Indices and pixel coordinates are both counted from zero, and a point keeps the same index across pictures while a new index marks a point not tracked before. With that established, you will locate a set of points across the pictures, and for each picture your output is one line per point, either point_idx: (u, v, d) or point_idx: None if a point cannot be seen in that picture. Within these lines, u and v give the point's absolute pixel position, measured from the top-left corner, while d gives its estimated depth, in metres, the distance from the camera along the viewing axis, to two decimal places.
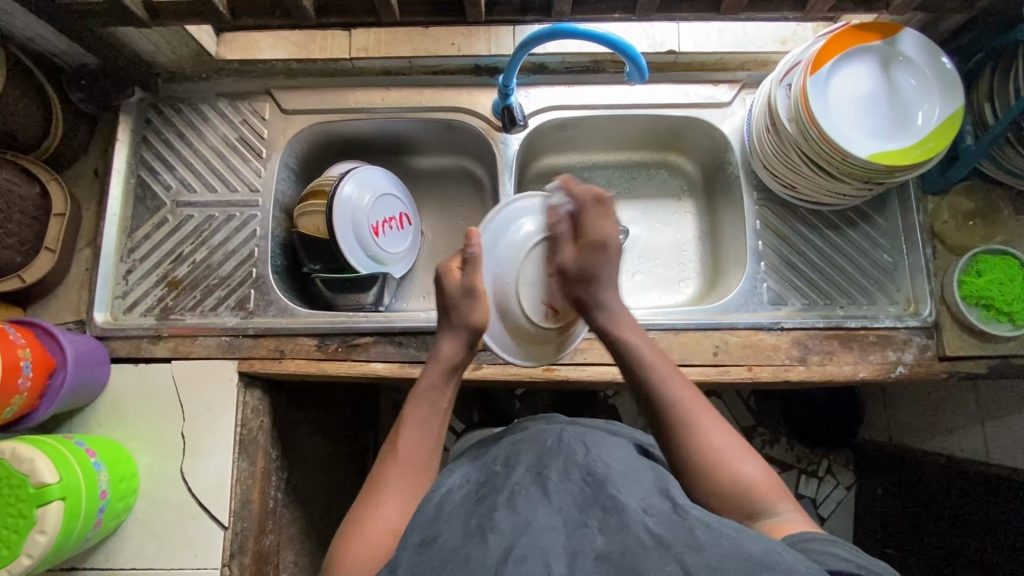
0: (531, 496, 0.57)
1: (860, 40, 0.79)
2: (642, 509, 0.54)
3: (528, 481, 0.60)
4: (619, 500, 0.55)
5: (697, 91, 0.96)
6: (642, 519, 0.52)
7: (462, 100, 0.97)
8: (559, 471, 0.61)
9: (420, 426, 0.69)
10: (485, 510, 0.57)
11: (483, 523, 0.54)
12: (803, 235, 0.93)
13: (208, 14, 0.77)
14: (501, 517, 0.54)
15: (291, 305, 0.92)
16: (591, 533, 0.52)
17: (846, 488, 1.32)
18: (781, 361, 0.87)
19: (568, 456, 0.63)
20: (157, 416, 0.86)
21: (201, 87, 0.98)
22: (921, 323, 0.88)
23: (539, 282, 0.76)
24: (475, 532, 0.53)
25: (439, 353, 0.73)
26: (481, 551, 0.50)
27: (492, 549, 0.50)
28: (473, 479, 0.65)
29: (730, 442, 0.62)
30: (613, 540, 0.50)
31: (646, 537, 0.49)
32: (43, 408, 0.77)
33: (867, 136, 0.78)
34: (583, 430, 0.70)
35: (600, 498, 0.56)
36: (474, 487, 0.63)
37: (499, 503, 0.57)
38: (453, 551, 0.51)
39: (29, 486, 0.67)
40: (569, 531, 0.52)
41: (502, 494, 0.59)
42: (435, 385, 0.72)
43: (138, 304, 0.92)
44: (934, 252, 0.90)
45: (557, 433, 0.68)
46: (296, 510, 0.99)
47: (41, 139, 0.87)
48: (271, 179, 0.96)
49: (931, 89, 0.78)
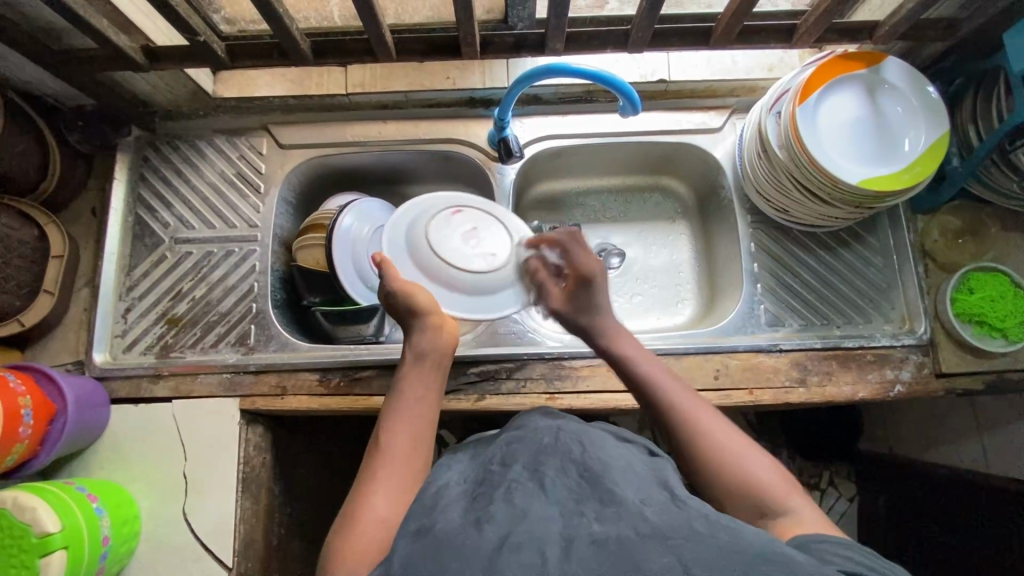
0: (527, 489, 0.57)
1: (845, 70, 0.81)
2: (641, 500, 0.55)
3: (524, 477, 0.60)
4: (616, 492, 0.55)
5: (688, 117, 0.98)
6: (641, 510, 0.52)
7: (458, 132, 0.98)
8: (556, 467, 0.61)
9: (405, 413, 0.68)
10: (483, 502, 0.57)
11: (479, 516, 0.55)
12: (799, 257, 0.95)
13: (206, 58, 0.78)
14: (498, 509, 0.55)
15: (292, 339, 0.92)
16: (587, 521, 0.52)
17: (849, 499, 1.32)
18: (781, 383, 0.88)
19: (565, 453, 0.62)
20: (157, 456, 0.85)
21: (199, 124, 0.99)
22: (916, 340, 0.89)
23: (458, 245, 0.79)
24: (472, 522, 0.54)
25: (411, 344, 0.74)
26: (477, 539, 0.50)
27: (487, 538, 0.50)
28: (470, 479, 0.64)
29: (746, 442, 0.63)
30: (609, 527, 0.50)
31: (642, 526, 0.50)
32: (43, 454, 0.76)
33: (856, 162, 0.79)
34: (580, 428, 0.69)
35: (598, 490, 0.56)
36: (471, 486, 0.62)
37: (495, 496, 0.57)
38: (449, 537, 0.52)
39: (32, 536, 0.66)
40: (564, 520, 0.53)
41: (498, 490, 0.58)
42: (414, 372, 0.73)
43: (138, 342, 0.91)
44: (926, 271, 0.92)
45: (555, 431, 0.67)
46: (300, 545, 0.98)
47: (39, 180, 0.87)
48: (270, 214, 0.96)
49: (917, 116, 0.80)
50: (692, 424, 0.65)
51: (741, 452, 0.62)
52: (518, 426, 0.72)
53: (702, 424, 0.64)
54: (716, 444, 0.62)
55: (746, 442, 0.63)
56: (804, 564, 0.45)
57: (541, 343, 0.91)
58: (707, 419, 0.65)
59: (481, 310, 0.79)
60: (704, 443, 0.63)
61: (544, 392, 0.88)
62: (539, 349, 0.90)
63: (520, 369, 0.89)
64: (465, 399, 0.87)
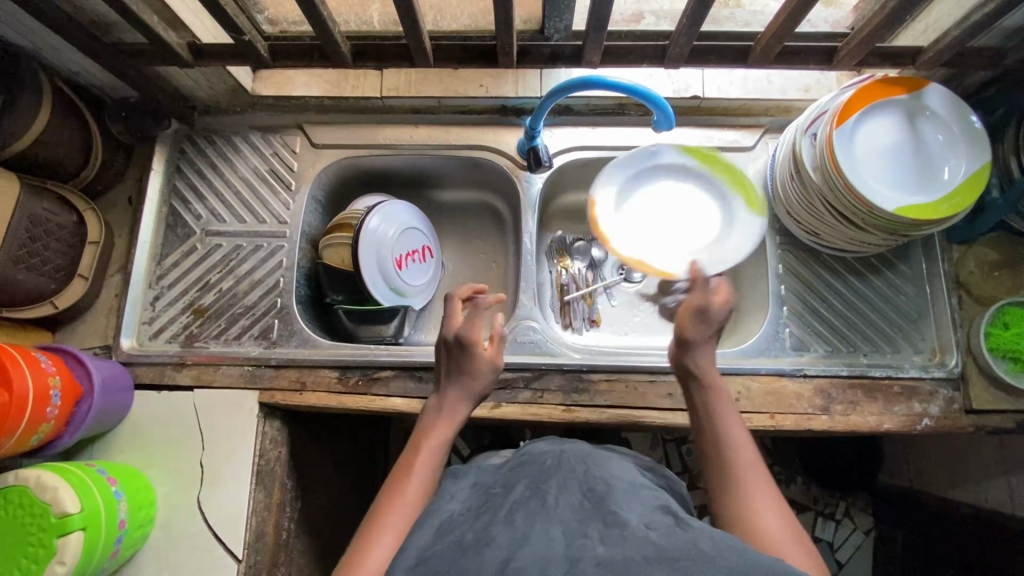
0: (529, 509, 0.57)
1: (886, 94, 0.79)
2: (646, 523, 0.54)
3: (526, 498, 0.59)
4: (620, 514, 0.55)
5: (720, 135, 0.97)
6: (647, 533, 0.52)
7: (488, 139, 0.99)
8: (558, 485, 0.61)
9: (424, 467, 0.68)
10: (483, 523, 0.57)
11: (479, 537, 0.54)
12: (827, 282, 0.93)
13: (249, 56, 0.80)
14: (500, 532, 0.54)
15: (314, 336, 0.92)
16: (592, 542, 0.51)
17: (864, 532, 1.29)
18: (803, 409, 0.86)
19: (569, 472, 0.63)
20: (177, 444, 0.87)
21: (235, 120, 1.01)
22: (947, 374, 0.87)
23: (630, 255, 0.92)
24: (472, 545, 0.53)
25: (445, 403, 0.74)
26: (477, 562, 0.50)
27: (489, 561, 0.50)
28: (472, 505, 0.63)
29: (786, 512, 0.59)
30: (614, 549, 0.49)
31: (650, 549, 0.49)
32: (67, 435, 0.77)
33: (894, 190, 0.78)
34: (582, 450, 0.70)
35: (601, 511, 0.56)
36: (472, 509, 0.62)
37: (497, 518, 0.57)
38: (449, 565, 0.52)
39: (52, 516, 0.67)
40: (568, 540, 0.52)
41: (500, 511, 0.58)
42: (428, 428, 0.72)
43: (164, 330, 0.93)
44: (959, 302, 0.89)
45: (557, 454, 0.68)
46: (309, 541, 0.98)
47: (81, 168, 0.90)
48: (299, 211, 0.98)
49: (959, 146, 0.79)
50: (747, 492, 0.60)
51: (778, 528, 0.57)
52: (521, 455, 0.71)
53: (755, 491, 0.60)
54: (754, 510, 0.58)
55: (789, 528, 0.57)
56: None
57: (560, 355, 0.90)
58: (758, 488, 0.60)
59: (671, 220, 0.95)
60: (743, 505, 0.59)
61: (561, 404, 0.87)
62: (558, 360, 0.89)
63: (537, 379, 0.88)
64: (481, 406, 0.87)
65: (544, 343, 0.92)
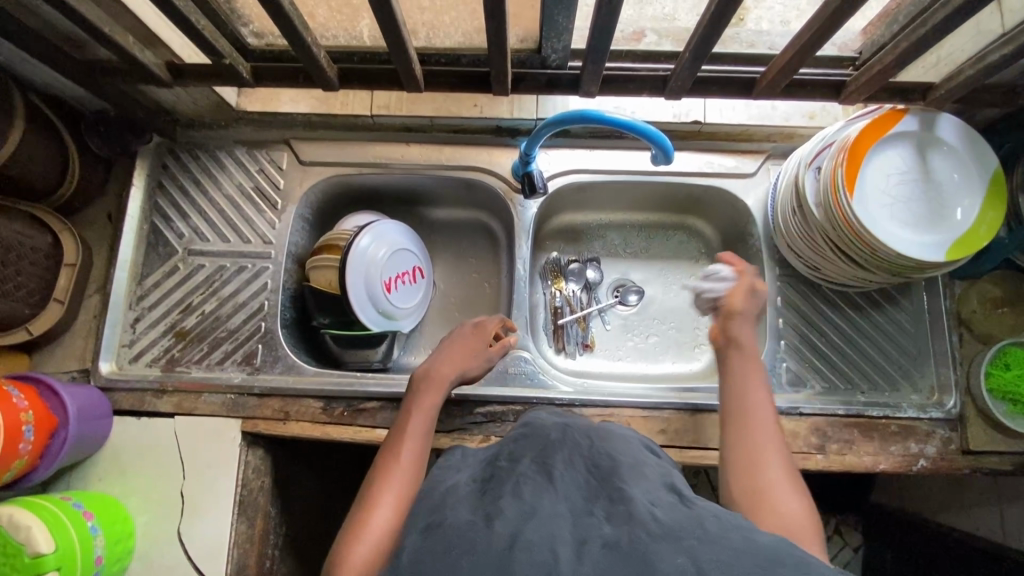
0: (536, 484, 0.53)
1: (903, 121, 0.76)
2: (650, 501, 0.52)
3: (532, 471, 0.55)
4: (625, 491, 0.52)
5: (720, 161, 0.94)
6: (652, 511, 0.50)
7: (482, 160, 0.96)
8: (563, 460, 0.56)
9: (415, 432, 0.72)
10: (492, 497, 0.52)
11: (488, 510, 0.50)
12: (826, 316, 0.91)
13: (229, 77, 0.77)
14: (507, 503, 0.50)
15: (299, 363, 0.90)
16: (598, 522, 0.49)
17: (853, 548, 1.25)
18: (798, 448, 0.84)
19: (574, 446, 0.59)
20: (156, 473, 0.85)
21: (220, 135, 0.98)
22: (944, 414, 0.85)
23: (882, 202, 0.75)
24: (482, 518, 0.49)
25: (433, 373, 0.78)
26: (488, 537, 0.46)
27: (497, 535, 0.47)
28: (477, 477, 0.58)
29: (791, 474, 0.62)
30: (621, 529, 0.48)
31: (655, 528, 0.47)
32: (42, 468, 0.75)
33: (941, 205, 0.76)
34: (586, 425, 0.65)
35: (607, 488, 0.53)
36: (481, 483, 0.56)
37: (503, 492, 0.52)
38: (460, 533, 0.48)
39: (25, 556, 0.65)
40: (574, 519, 0.49)
41: (506, 484, 0.53)
42: (419, 397, 0.76)
43: (144, 353, 0.90)
44: (959, 339, 0.88)
45: (561, 428, 0.62)
46: (294, 565, 0.97)
47: (56, 186, 0.86)
48: (285, 232, 0.95)
49: (973, 187, 0.76)
50: (762, 417, 0.67)
51: (786, 488, 0.61)
52: (523, 423, 0.67)
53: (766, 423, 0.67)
54: (759, 457, 0.63)
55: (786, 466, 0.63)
56: (814, 564, 0.44)
57: (551, 387, 0.88)
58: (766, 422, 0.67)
59: (951, 200, 0.76)
60: (747, 448, 0.65)
61: None
62: (550, 393, 0.87)
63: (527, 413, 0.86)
64: (470, 438, 0.85)
65: (535, 375, 0.89)
